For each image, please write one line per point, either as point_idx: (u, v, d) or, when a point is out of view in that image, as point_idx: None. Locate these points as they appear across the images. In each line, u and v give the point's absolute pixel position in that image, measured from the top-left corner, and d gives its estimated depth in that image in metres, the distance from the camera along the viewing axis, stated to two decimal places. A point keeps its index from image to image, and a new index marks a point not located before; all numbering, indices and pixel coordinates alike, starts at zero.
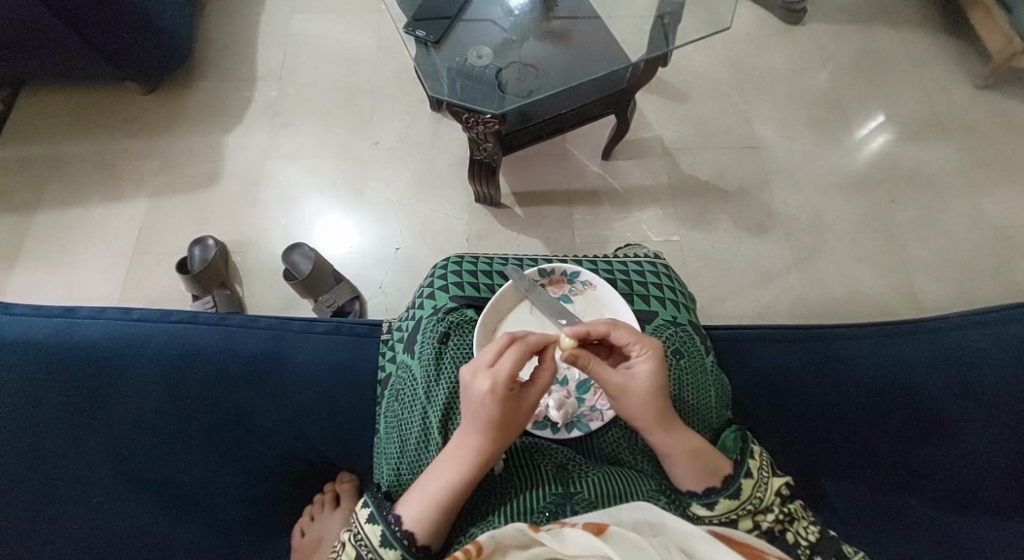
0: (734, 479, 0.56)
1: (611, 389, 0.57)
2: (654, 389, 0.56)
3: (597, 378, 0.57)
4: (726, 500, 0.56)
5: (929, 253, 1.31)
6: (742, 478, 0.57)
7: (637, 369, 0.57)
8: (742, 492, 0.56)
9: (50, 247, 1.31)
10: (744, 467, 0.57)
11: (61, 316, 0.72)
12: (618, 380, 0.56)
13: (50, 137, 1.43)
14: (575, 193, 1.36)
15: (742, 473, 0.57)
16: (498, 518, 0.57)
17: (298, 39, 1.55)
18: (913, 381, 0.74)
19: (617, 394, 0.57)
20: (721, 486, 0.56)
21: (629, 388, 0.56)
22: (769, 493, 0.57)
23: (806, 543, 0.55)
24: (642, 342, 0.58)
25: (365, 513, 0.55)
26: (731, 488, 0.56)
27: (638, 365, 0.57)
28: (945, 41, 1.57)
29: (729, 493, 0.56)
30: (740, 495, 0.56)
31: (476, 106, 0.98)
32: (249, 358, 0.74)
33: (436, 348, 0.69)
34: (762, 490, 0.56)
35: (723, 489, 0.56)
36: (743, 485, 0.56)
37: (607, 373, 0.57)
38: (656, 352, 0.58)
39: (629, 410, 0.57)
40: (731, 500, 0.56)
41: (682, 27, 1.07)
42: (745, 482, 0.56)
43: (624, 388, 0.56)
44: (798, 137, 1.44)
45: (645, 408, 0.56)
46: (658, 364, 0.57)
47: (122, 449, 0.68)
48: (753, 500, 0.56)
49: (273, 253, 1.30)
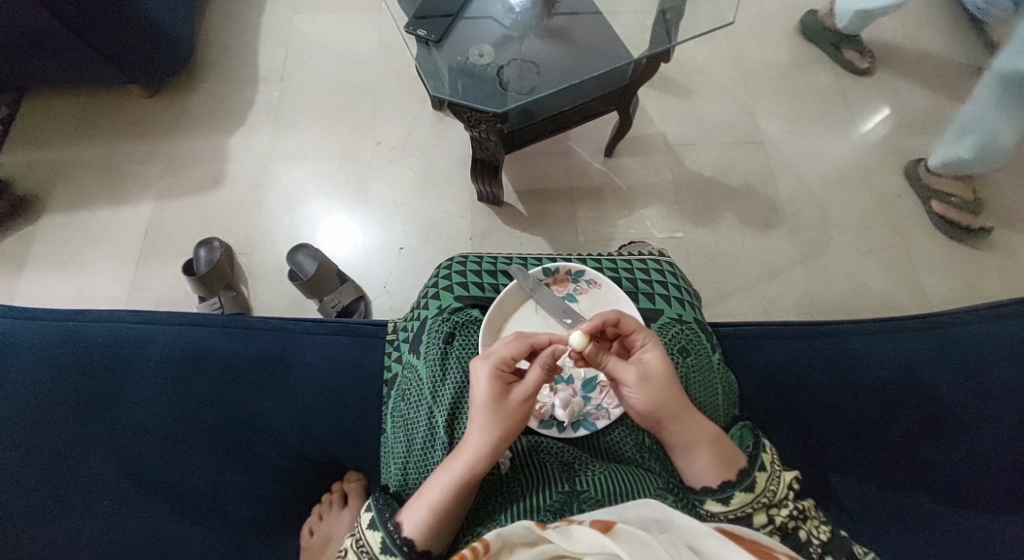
0: (749, 473, 0.56)
1: (630, 376, 0.57)
2: (660, 377, 0.56)
3: (609, 368, 0.58)
4: (742, 493, 0.55)
5: (936, 247, 1.30)
6: (756, 471, 0.56)
7: (645, 362, 0.57)
8: (757, 485, 0.56)
9: (56, 251, 1.32)
10: (758, 461, 0.57)
11: (71, 319, 0.73)
12: (633, 369, 0.57)
13: (54, 141, 1.43)
14: (579, 191, 1.36)
15: (755, 466, 0.57)
16: (507, 517, 0.58)
17: (300, 40, 1.55)
18: (921, 376, 0.73)
19: (637, 382, 0.56)
20: (736, 480, 0.56)
21: (643, 375, 0.56)
22: (782, 487, 0.57)
23: (817, 542, 0.55)
24: (643, 332, 0.59)
25: (368, 518, 0.56)
26: (747, 481, 0.56)
27: (647, 355, 0.58)
28: (949, 33, 1.55)
29: (744, 486, 0.56)
30: (756, 489, 0.56)
31: (478, 104, 0.97)
32: (256, 358, 0.75)
33: (441, 349, 0.69)
34: (775, 484, 0.57)
35: (738, 482, 0.56)
36: (757, 478, 0.56)
37: (612, 361, 0.58)
38: (658, 343, 0.59)
39: (649, 400, 0.56)
40: (747, 493, 0.55)
41: (685, 22, 1.06)
42: (759, 475, 0.56)
43: (641, 374, 0.56)
44: (802, 131, 1.44)
45: (658, 393, 0.56)
46: (663, 356, 0.58)
47: (130, 450, 0.68)
48: (767, 493, 0.56)
49: (278, 254, 1.30)
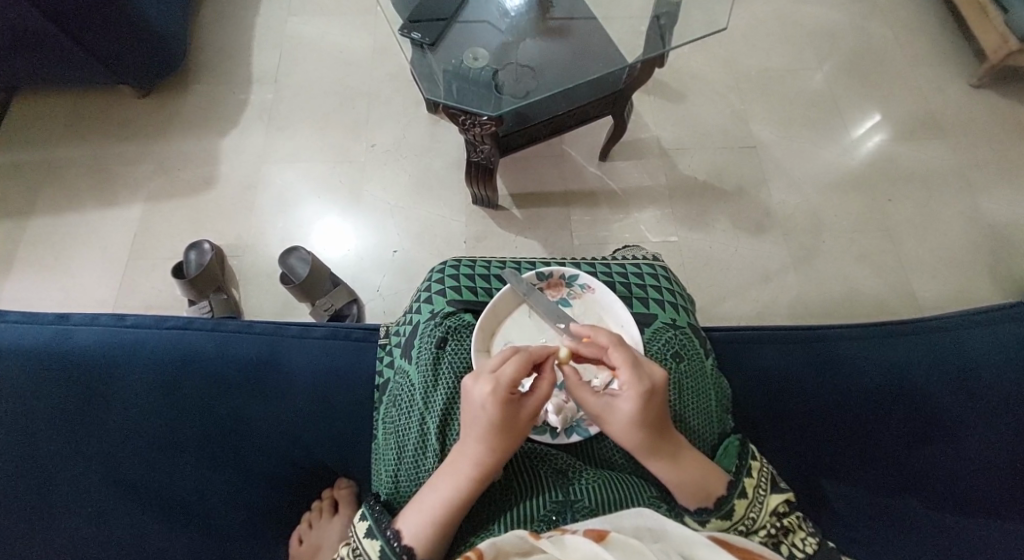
0: (728, 500, 0.56)
1: (591, 411, 0.57)
2: (628, 422, 0.55)
3: (579, 397, 0.58)
4: (718, 520, 0.56)
5: (927, 252, 1.31)
6: (736, 498, 0.56)
7: (618, 403, 0.55)
8: (735, 513, 0.56)
9: (44, 253, 1.30)
10: (739, 487, 0.57)
11: (54, 323, 0.71)
12: (597, 406, 0.57)
13: (44, 141, 1.42)
14: (572, 195, 1.36)
15: (736, 493, 0.56)
16: (498, 526, 0.57)
17: (294, 42, 1.55)
18: (913, 383, 0.74)
19: (596, 417, 0.58)
20: (713, 506, 0.56)
21: (604, 416, 0.56)
22: (765, 513, 0.57)
23: (801, 555, 0.55)
24: (633, 370, 0.55)
25: (364, 527, 0.55)
26: (725, 509, 0.56)
27: (620, 400, 0.55)
28: (940, 40, 1.57)
29: (721, 514, 0.56)
30: (732, 516, 0.56)
31: (471, 108, 0.97)
32: (244, 365, 0.74)
33: (433, 353, 0.68)
34: (755, 510, 0.57)
35: (715, 509, 0.56)
36: (736, 506, 0.56)
37: (589, 396, 0.57)
38: (640, 386, 0.54)
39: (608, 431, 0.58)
40: (723, 521, 0.56)
41: (679, 28, 1.06)
42: (739, 503, 0.56)
43: (601, 414, 0.57)
44: (795, 136, 1.44)
45: (620, 433, 0.56)
46: (638, 403, 0.54)
47: (116, 458, 0.67)
48: (746, 520, 0.56)
49: (269, 257, 1.29)
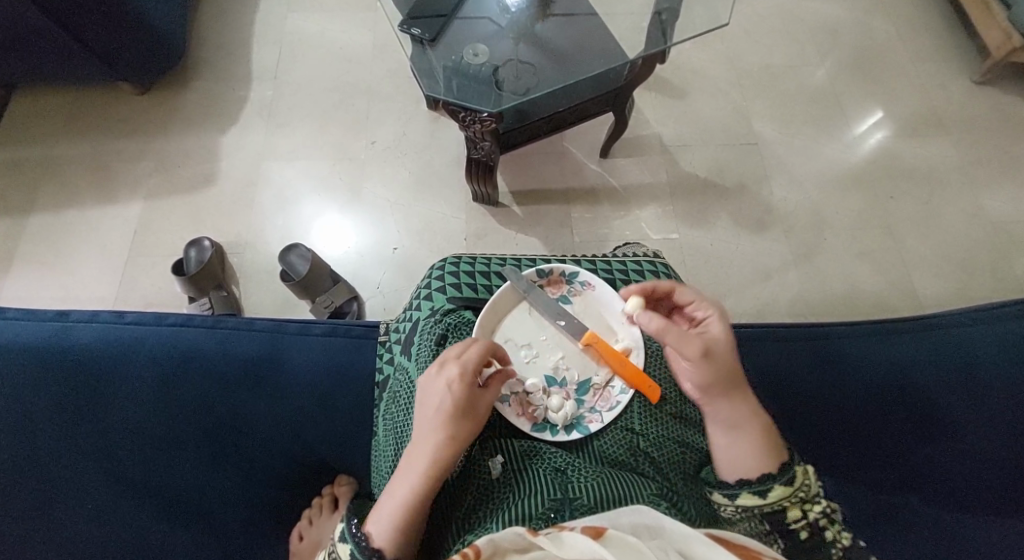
0: (790, 466, 0.56)
1: (694, 351, 0.56)
2: (724, 342, 0.58)
3: (674, 337, 0.57)
4: (783, 486, 0.55)
5: (929, 249, 1.30)
6: (797, 465, 0.56)
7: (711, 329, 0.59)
8: (797, 479, 0.55)
9: (44, 250, 1.30)
10: (797, 456, 0.57)
11: (54, 319, 0.71)
12: (698, 341, 0.57)
13: (43, 138, 1.42)
14: (573, 192, 1.35)
15: (796, 460, 0.56)
16: (495, 525, 0.55)
17: (294, 38, 1.54)
18: (915, 380, 0.73)
19: (699, 358, 0.56)
20: (777, 472, 0.55)
21: (709, 349, 0.57)
22: (819, 485, 0.57)
23: (840, 543, 0.55)
24: (706, 302, 0.62)
25: (339, 530, 0.55)
26: (788, 474, 0.55)
27: (710, 325, 0.60)
28: (943, 36, 1.56)
29: (785, 479, 0.55)
30: (795, 483, 0.55)
31: (471, 104, 0.97)
32: (244, 363, 0.74)
33: (433, 349, 0.67)
34: (812, 480, 0.56)
35: (779, 475, 0.55)
36: (799, 472, 0.56)
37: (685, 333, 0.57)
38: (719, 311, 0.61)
39: (707, 375, 0.57)
40: (786, 487, 0.55)
41: (681, 23, 1.06)
42: (799, 470, 0.56)
43: (705, 348, 0.57)
44: (796, 133, 1.44)
45: (718, 368, 0.57)
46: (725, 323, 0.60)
47: (116, 455, 0.67)
48: (804, 489, 0.55)
49: (269, 254, 1.29)
